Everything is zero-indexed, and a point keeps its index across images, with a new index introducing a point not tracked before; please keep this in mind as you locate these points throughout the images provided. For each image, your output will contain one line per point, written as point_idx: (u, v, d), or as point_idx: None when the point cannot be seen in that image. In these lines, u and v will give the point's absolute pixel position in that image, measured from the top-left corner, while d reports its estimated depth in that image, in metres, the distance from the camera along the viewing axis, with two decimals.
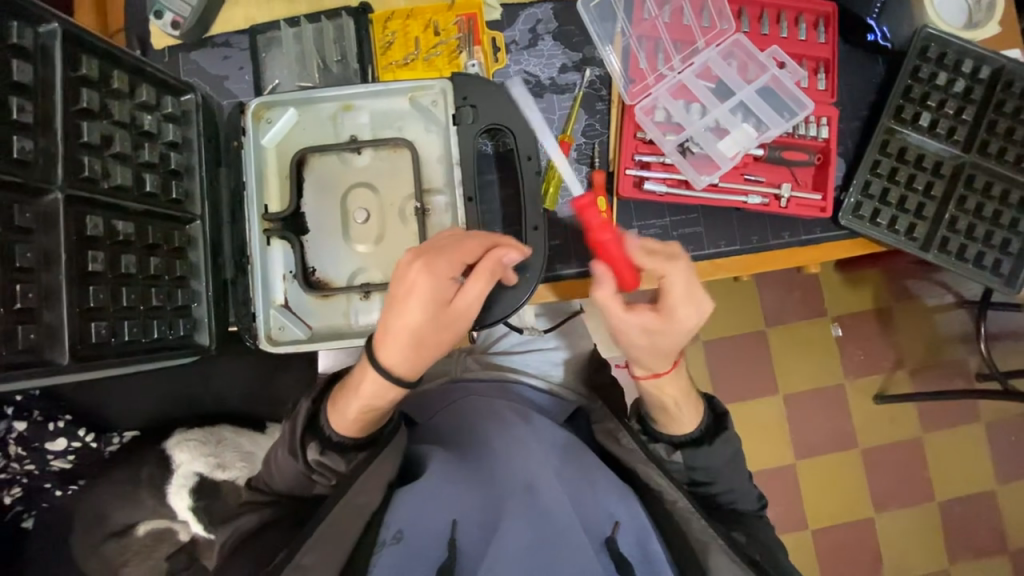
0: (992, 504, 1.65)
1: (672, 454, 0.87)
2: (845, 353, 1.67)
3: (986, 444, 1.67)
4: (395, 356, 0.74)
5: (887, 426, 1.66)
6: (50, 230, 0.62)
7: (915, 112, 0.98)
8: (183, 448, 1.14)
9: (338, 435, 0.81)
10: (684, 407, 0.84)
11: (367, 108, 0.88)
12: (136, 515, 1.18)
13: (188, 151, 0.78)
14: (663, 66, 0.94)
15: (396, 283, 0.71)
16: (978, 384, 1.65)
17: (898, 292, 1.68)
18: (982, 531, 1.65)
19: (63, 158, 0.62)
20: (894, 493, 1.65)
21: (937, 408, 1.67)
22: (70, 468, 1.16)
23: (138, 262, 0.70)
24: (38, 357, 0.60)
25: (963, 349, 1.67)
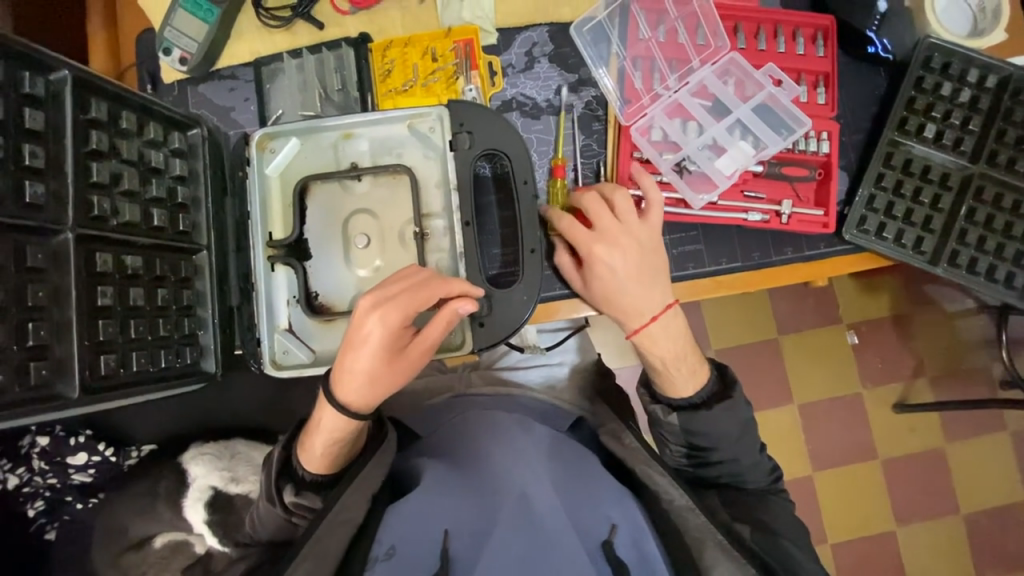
0: (1019, 516, 1.59)
1: (670, 416, 0.87)
2: (858, 361, 1.63)
3: (1012, 454, 1.61)
4: (353, 394, 0.78)
5: (907, 437, 1.61)
6: (61, 268, 0.64)
7: (920, 123, 0.97)
8: (200, 462, 1.19)
9: (311, 473, 0.85)
10: (674, 368, 0.85)
11: (366, 135, 0.90)
12: (154, 526, 1.22)
13: (194, 183, 0.81)
14: (658, 86, 0.94)
15: (351, 332, 0.74)
16: (1002, 391, 1.60)
17: (913, 298, 1.64)
18: (1010, 545, 1.59)
19: (73, 199, 0.65)
20: (914, 506, 1.60)
21: (958, 417, 1.62)
22: (90, 480, 1.22)
23: (146, 294, 0.73)
24: (50, 391, 0.62)
25: (984, 355, 1.62)
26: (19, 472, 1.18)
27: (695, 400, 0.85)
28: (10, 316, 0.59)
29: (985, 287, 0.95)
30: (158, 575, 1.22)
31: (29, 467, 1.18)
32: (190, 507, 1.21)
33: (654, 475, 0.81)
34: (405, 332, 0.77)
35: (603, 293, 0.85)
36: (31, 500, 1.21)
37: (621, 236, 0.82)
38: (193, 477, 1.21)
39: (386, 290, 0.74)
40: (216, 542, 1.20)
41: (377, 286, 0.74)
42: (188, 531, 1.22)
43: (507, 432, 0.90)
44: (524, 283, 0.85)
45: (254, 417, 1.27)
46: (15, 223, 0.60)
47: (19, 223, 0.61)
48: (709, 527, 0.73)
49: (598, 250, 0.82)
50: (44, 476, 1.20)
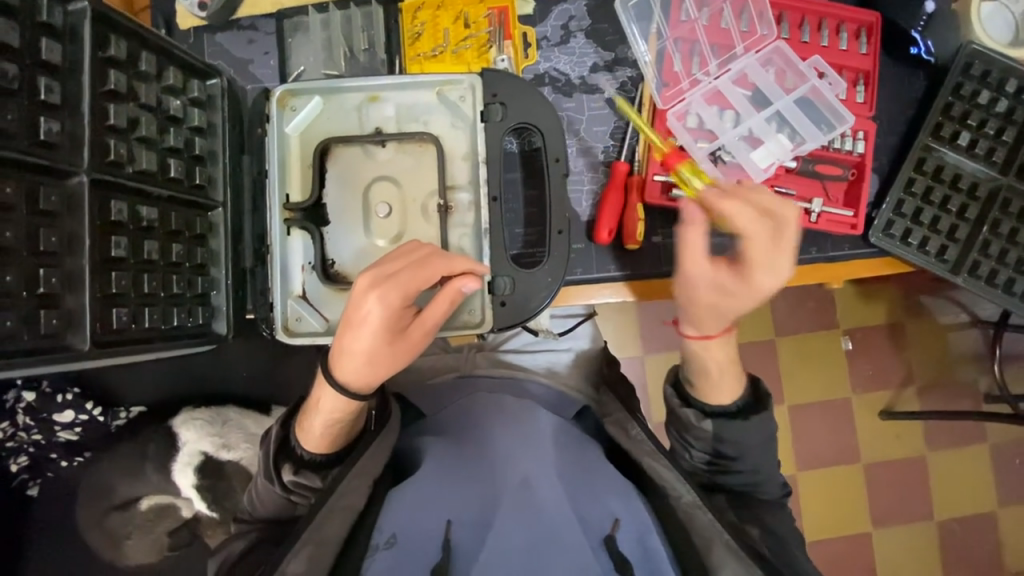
0: (991, 525, 1.64)
1: (702, 422, 0.80)
2: (853, 366, 1.65)
3: (990, 466, 1.65)
4: (353, 375, 0.74)
5: (893, 444, 1.64)
6: (74, 214, 0.61)
7: (954, 130, 0.95)
8: (189, 427, 1.16)
9: (310, 452, 0.83)
10: (714, 374, 0.80)
11: (393, 100, 0.86)
12: (142, 489, 1.21)
13: (212, 136, 0.77)
14: (698, 71, 0.91)
15: (349, 311, 0.69)
16: (986, 405, 1.63)
17: (911, 308, 1.65)
18: (979, 552, 1.64)
19: (89, 141, 0.61)
20: (892, 509, 1.64)
21: (943, 426, 1.65)
22: (76, 439, 1.19)
23: (160, 248, 0.69)
24: (60, 343, 0.59)
25: (974, 368, 1.64)
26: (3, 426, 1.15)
27: (730, 408, 0.80)
28: (20, 260, 0.56)
29: (1002, 301, 0.94)
30: (147, 535, 1.23)
31: (14, 422, 1.15)
32: (178, 472, 1.19)
33: (661, 469, 0.76)
34: (407, 310, 0.72)
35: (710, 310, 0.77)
36: (14, 455, 1.19)
37: (767, 269, 0.71)
38: (184, 441, 1.18)
39: (385, 269, 0.69)
40: (204, 507, 1.19)
41: (376, 265, 0.69)
42: (176, 495, 1.21)
43: (515, 417, 0.87)
44: (550, 265, 0.82)
45: (250, 386, 1.22)
46: (29, 161, 0.57)
47: (33, 163, 0.57)
48: (719, 527, 0.68)
49: (761, 280, 0.72)
50: (28, 432, 1.17)
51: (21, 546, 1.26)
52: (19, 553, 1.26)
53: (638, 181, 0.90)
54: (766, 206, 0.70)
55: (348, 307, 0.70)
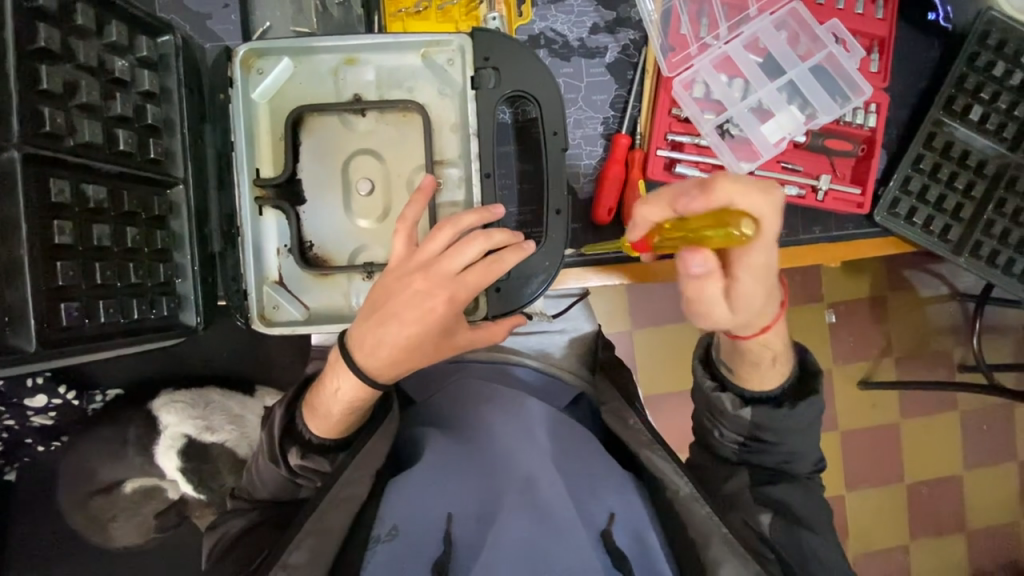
0: (957, 487, 1.72)
1: (739, 409, 0.74)
2: (837, 339, 1.66)
3: (959, 431, 1.72)
4: (379, 365, 0.69)
5: (869, 412, 1.69)
6: (7, 195, 0.52)
7: (966, 104, 0.90)
8: (169, 410, 1.11)
9: (319, 436, 0.79)
10: (760, 361, 0.72)
11: (373, 63, 0.78)
12: (124, 472, 1.14)
13: (167, 103, 0.68)
14: (707, 35, 0.84)
15: (406, 300, 0.67)
16: (960, 374, 1.68)
17: (895, 282, 1.66)
18: (945, 512, 1.72)
19: (17, 109, 0.52)
20: (868, 473, 1.70)
21: (918, 397, 1.70)
22: (51, 423, 1.12)
23: (113, 233, 0.62)
24: (1, 344, 0.51)
25: (951, 340, 1.68)
26: None
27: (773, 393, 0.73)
28: None
29: (1003, 280, 0.92)
30: (133, 517, 1.18)
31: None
32: (161, 455, 1.13)
33: (655, 460, 0.75)
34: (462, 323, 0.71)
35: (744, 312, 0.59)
36: None
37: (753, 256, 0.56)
38: (164, 425, 1.13)
39: (457, 265, 0.67)
40: (190, 490, 1.14)
41: (446, 250, 0.67)
42: (160, 477, 1.15)
43: (506, 404, 0.86)
44: (547, 247, 0.78)
45: (232, 364, 1.21)
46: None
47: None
48: (715, 521, 0.66)
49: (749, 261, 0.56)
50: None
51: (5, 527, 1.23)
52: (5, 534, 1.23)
53: (641, 156, 0.84)
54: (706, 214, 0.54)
55: (403, 296, 0.67)
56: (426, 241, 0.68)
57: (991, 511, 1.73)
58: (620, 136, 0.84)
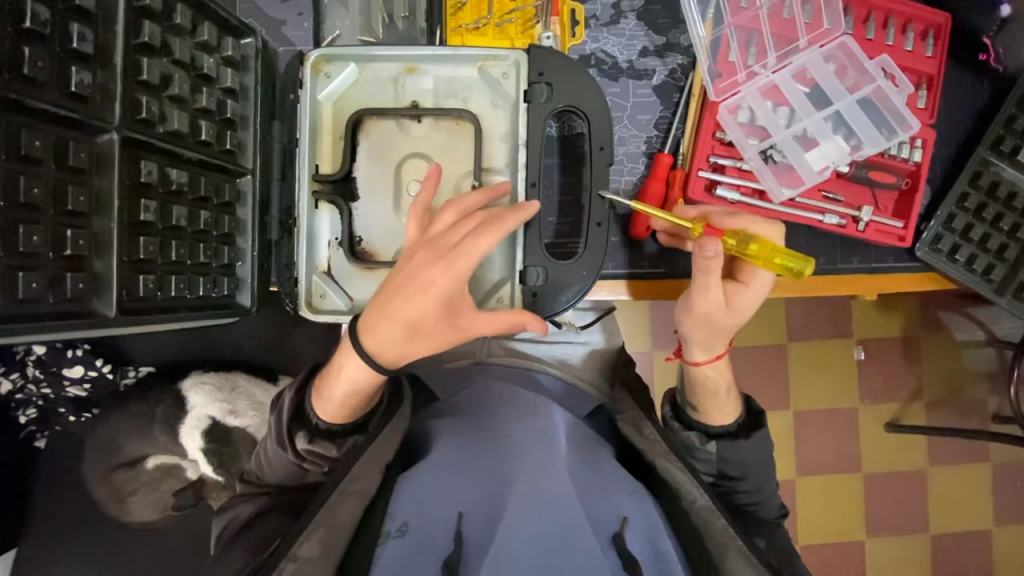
0: (985, 544, 1.64)
1: (705, 443, 0.84)
2: (864, 376, 1.62)
3: (990, 484, 1.64)
4: (386, 348, 0.71)
5: (893, 456, 1.63)
6: (103, 172, 0.57)
7: (1016, 145, 0.89)
8: (198, 390, 1.16)
9: (326, 421, 0.83)
10: (715, 398, 0.83)
11: (432, 73, 0.83)
12: (152, 447, 1.19)
13: (244, 100, 0.73)
14: (755, 63, 0.85)
15: (412, 276, 0.68)
16: (993, 425, 1.61)
17: (928, 323, 1.62)
18: (970, 569, 1.64)
19: (120, 96, 0.57)
20: (888, 519, 1.63)
21: (948, 443, 1.64)
22: (85, 395, 1.19)
23: (189, 215, 0.65)
24: (85, 308, 0.55)
25: (985, 388, 1.62)
26: (12, 377, 1.13)
27: (731, 428, 0.83)
28: (47, 218, 0.52)
29: None
30: (152, 492, 1.21)
31: (23, 373, 1.13)
32: (186, 435, 1.17)
33: (672, 471, 0.75)
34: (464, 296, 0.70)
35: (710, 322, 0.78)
36: (23, 407, 1.18)
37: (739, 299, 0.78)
38: (192, 405, 1.17)
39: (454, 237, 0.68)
40: (210, 471, 1.17)
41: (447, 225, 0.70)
42: (181, 456, 1.19)
43: (531, 405, 0.88)
44: (584, 259, 0.79)
45: (261, 353, 1.25)
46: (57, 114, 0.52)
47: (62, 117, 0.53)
48: (732, 533, 0.68)
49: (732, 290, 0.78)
50: (38, 384, 1.16)
51: (29, 491, 1.27)
52: (28, 499, 1.27)
53: (682, 177, 0.86)
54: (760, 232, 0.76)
55: (405, 273, 0.69)
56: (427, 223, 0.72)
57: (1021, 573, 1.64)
58: (665, 154, 0.85)
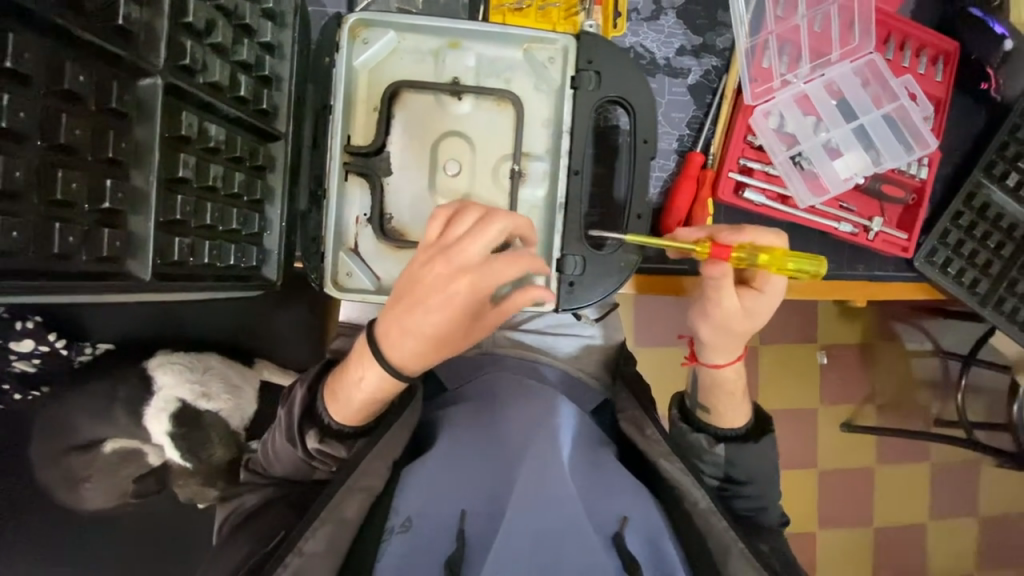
0: (921, 536, 1.80)
1: (715, 446, 0.85)
2: (825, 379, 1.73)
3: (929, 482, 1.80)
4: (408, 355, 0.69)
5: (848, 454, 1.75)
6: (145, 120, 0.50)
7: (1005, 170, 0.96)
8: (167, 370, 1.07)
9: (339, 423, 0.78)
10: (728, 400, 0.84)
11: (475, 51, 0.80)
12: (107, 429, 1.07)
13: (281, 58, 0.68)
14: (788, 71, 0.88)
15: (425, 284, 0.63)
16: (935, 427, 1.76)
17: (885, 332, 1.76)
18: (907, 558, 1.79)
19: (166, 37, 0.51)
20: (840, 513, 1.76)
21: (895, 444, 1.79)
22: (35, 371, 1.08)
23: (224, 175, 0.61)
24: (117, 270, 0.49)
25: (929, 393, 1.77)
26: None
27: (741, 431, 0.85)
28: (85, 167, 0.46)
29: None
30: (109, 478, 1.10)
31: None
32: (151, 418, 1.08)
33: (676, 472, 0.76)
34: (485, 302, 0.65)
35: (723, 329, 0.79)
36: None
37: (757, 303, 0.77)
38: (159, 386, 1.08)
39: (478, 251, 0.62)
40: (176, 457, 1.08)
41: (469, 231, 0.63)
42: (143, 441, 1.09)
43: (539, 400, 0.84)
44: (624, 250, 0.80)
45: (239, 332, 1.18)
46: (101, 48, 0.45)
47: (107, 52, 0.46)
48: (733, 535, 0.70)
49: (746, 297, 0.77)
50: None
51: None
52: None
53: (712, 177, 0.88)
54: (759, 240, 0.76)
55: (423, 283, 0.63)
56: (445, 229, 0.64)
57: (950, 561, 1.81)
58: (693, 154, 0.87)
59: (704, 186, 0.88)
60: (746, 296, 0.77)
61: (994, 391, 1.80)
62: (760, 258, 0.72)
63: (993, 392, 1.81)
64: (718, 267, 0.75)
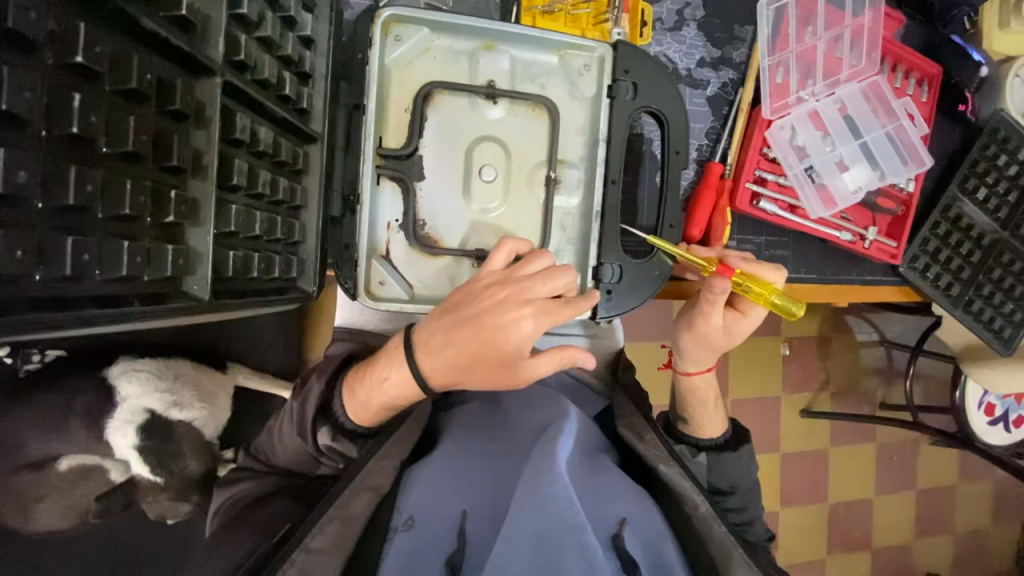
0: (868, 509, 1.98)
1: (696, 456, 0.92)
2: (788, 370, 1.86)
3: (875, 460, 1.99)
4: (440, 364, 0.66)
5: (804, 438, 1.90)
6: (201, 122, 0.46)
7: (975, 185, 1.06)
8: (134, 379, 0.95)
9: (353, 422, 0.76)
10: (704, 413, 0.92)
11: (510, 54, 0.79)
12: (63, 446, 0.91)
13: (319, 53, 0.64)
14: (801, 88, 0.93)
15: (487, 304, 0.64)
16: (881, 411, 1.94)
17: (838, 325, 1.91)
18: (856, 530, 1.96)
19: (223, 30, 0.46)
20: (799, 491, 1.90)
21: (847, 428, 1.95)
22: None
23: (270, 181, 0.56)
24: (174, 288, 0.45)
25: (874, 380, 1.95)
26: None
27: (717, 440, 0.92)
28: (143, 176, 0.41)
29: (985, 332, 1.08)
30: (62, 500, 0.94)
31: None
32: (114, 431, 0.94)
33: (675, 477, 0.78)
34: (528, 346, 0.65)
35: (706, 344, 0.86)
36: None
37: (737, 325, 0.85)
38: (123, 396, 0.95)
39: (543, 291, 0.65)
40: (147, 473, 0.97)
41: (540, 274, 0.66)
42: (104, 455, 0.94)
43: (540, 400, 0.85)
44: (655, 258, 0.82)
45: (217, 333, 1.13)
46: (163, 40, 0.41)
47: (169, 44, 0.42)
48: (732, 540, 0.70)
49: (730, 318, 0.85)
50: None
51: None
52: None
53: (731, 187, 0.92)
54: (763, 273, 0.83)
55: (485, 303, 0.64)
56: (520, 264, 0.67)
57: (892, 532, 2.00)
58: (713, 163, 0.90)
59: (721, 195, 0.91)
60: (729, 315, 0.85)
61: (929, 377, 2.02)
62: (754, 288, 0.81)
63: (932, 377, 2.02)
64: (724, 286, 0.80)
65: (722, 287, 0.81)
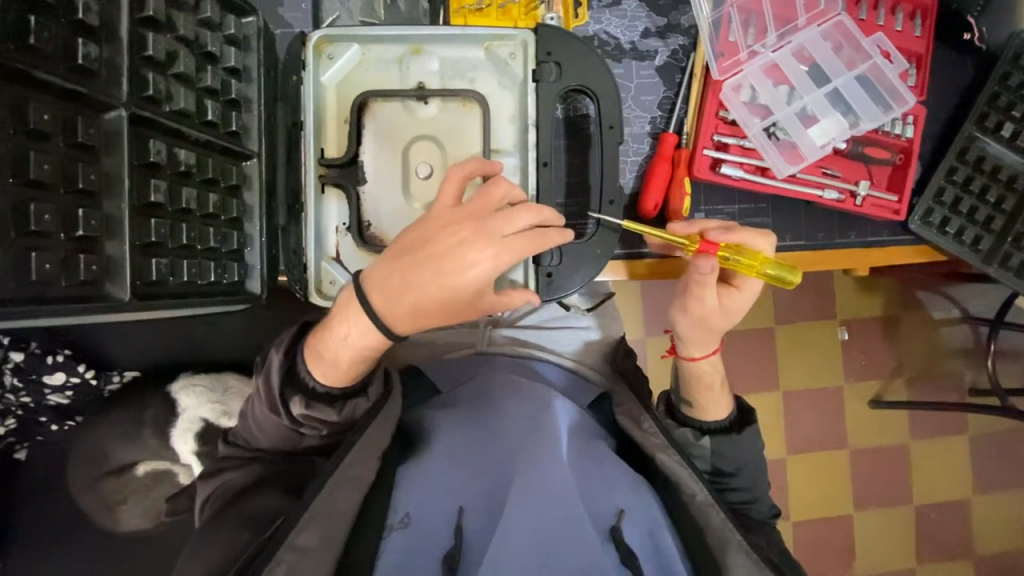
0: (963, 513, 1.66)
1: (700, 439, 0.85)
2: (850, 355, 1.62)
3: (968, 452, 1.67)
4: (408, 315, 0.66)
5: (876, 431, 1.63)
6: (111, 150, 0.58)
7: (999, 121, 0.92)
8: (189, 394, 1.06)
9: (324, 384, 0.74)
10: (708, 394, 0.85)
11: (438, 54, 0.82)
12: (140, 453, 1.09)
13: (247, 81, 0.73)
14: (755, 42, 0.88)
15: (445, 238, 0.63)
16: (971, 398, 1.62)
17: (906, 302, 1.63)
18: (949, 535, 1.66)
19: (126, 71, 0.58)
20: (875, 492, 1.64)
21: (929, 416, 1.65)
22: (67, 404, 1.05)
23: (197, 197, 0.67)
24: (98, 292, 0.57)
25: (960, 362, 1.63)
26: None
27: (726, 422, 0.85)
28: (59, 199, 0.53)
29: None
30: (143, 500, 1.10)
31: None
32: (178, 438, 1.08)
33: (676, 466, 0.74)
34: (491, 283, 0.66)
35: (704, 326, 0.80)
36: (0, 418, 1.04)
37: (736, 301, 0.78)
38: (184, 408, 1.07)
39: (506, 229, 0.64)
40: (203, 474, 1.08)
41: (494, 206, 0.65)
42: (173, 461, 1.09)
43: (529, 394, 0.88)
44: (599, 236, 0.81)
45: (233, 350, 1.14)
46: (62, 87, 0.53)
47: (70, 89, 0.53)
48: (731, 527, 0.67)
49: (726, 297, 0.78)
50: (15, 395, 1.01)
51: (11, 507, 1.13)
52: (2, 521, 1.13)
53: (688, 155, 0.87)
54: (752, 240, 0.76)
55: (444, 241, 0.64)
56: (483, 193, 0.68)
57: (999, 535, 1.68)
58: (665, 136, 0.87)
59: (678, 163, 0.87)
60: (724, 293, 0.78)
61: None
62: (744, 260, 0.73)
63: None
64: (711, 264, 0.73)
65: (709, 266, 0.74)
